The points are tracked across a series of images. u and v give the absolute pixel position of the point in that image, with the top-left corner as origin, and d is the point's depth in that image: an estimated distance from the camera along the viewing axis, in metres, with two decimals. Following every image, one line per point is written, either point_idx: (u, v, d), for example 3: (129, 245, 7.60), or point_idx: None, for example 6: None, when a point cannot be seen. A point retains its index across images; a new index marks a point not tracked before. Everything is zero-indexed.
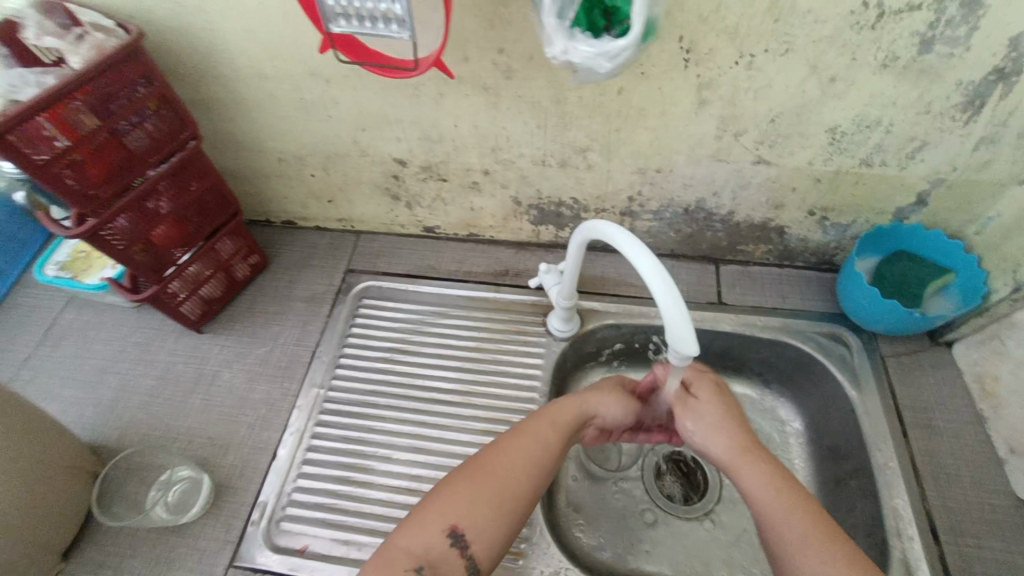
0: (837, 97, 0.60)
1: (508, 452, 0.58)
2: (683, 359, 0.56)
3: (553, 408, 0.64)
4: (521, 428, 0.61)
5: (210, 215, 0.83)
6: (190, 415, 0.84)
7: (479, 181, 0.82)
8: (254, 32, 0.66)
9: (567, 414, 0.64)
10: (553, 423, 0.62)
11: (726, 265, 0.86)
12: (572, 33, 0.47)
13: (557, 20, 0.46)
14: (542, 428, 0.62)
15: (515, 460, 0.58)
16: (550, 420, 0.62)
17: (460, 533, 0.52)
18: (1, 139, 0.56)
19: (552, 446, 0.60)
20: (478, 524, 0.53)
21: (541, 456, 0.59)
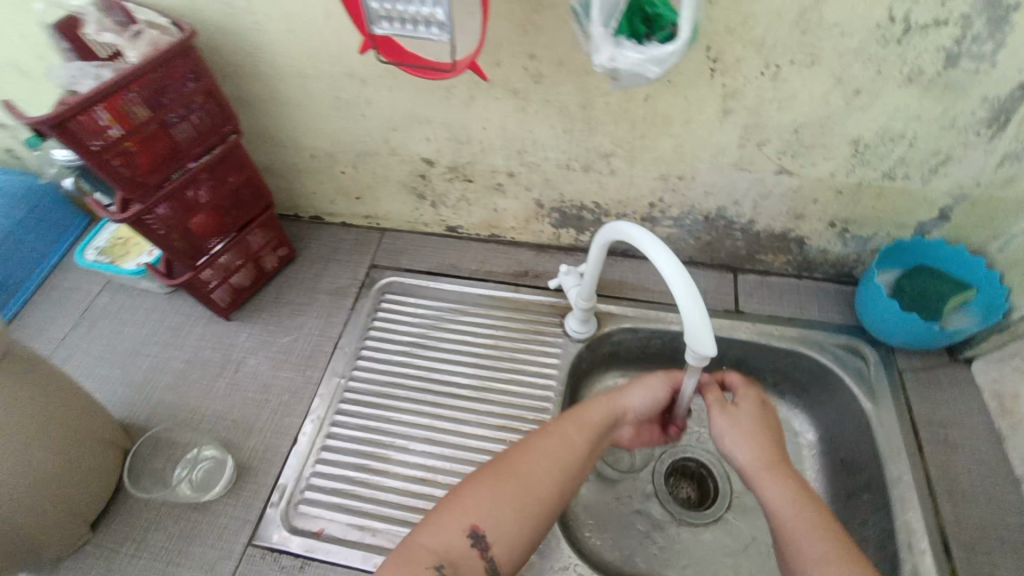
0: (860, 110, 0.61)
1: (531, 458, 0.59)
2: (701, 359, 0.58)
3: (582, 412, 0.64)
4: (548, 430, 0.62)
5: (245, 207, 0.87)
6: (216, 398, 0.87)
7: (503, 182, 0.84)
8: (297, 33, 0.69)
9: (593, 419, 0.64)
10: (577, 427, 0.63)
11: (745, 274, 0.87)
12: (617, 41, 0.48)
13: (605, 30, 0.48)
14: (566, 432, 0.63)
15: (537, 466, 0.59)
16: (576, 430, 0.63)
17: (480, 534, 0.54)
18: (61, 125, 0.59)
19: (576, 451, 0.61)
20: (495, 526, 0.55)
21: (564, 463, 0.60)
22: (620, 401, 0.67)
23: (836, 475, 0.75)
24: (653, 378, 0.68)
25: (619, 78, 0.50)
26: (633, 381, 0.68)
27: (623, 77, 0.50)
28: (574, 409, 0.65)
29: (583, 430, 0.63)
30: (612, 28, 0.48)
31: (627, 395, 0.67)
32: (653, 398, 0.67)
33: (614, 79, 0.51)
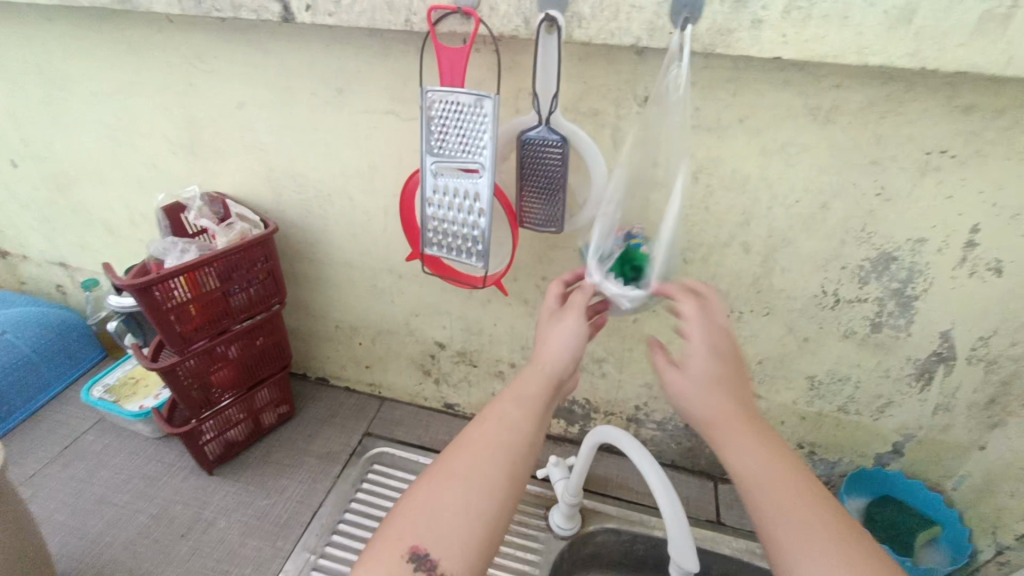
0: (811, 353, 0.74)
1: (481, 423, 0.48)
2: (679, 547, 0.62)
3: (518, 385, 0.50)
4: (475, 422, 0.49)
5: (265, 368, 0.93)
6: (173, 562, 0.81)
7: (505, 371, 0.93)
8: (355, 237, 0.85)
9: (535, 385, 0.50)
10: (520, 402, 0.49)
11: (725, 484, 0.91)
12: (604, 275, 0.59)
13: (597, 262, 0.59)
14: (505, 415, 0.48)
15: (489, 437, 0.47)
16: (518, 402, 0.49)
17: (424, 555, 0.42)
18: (146, 287, 0.71)
19: (522, 425, 0.48)
20: (444, 535, 0.42)
21: (520, 412, 0.48)
22: (546, 353, 0.51)
23: None
24: (571, 310, 0.53)
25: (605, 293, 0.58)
26: (544, 327, 0.54)
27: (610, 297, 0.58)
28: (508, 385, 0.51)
29: (529, 403, 0.49)
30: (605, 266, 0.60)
31: (548, 341, 0.52)
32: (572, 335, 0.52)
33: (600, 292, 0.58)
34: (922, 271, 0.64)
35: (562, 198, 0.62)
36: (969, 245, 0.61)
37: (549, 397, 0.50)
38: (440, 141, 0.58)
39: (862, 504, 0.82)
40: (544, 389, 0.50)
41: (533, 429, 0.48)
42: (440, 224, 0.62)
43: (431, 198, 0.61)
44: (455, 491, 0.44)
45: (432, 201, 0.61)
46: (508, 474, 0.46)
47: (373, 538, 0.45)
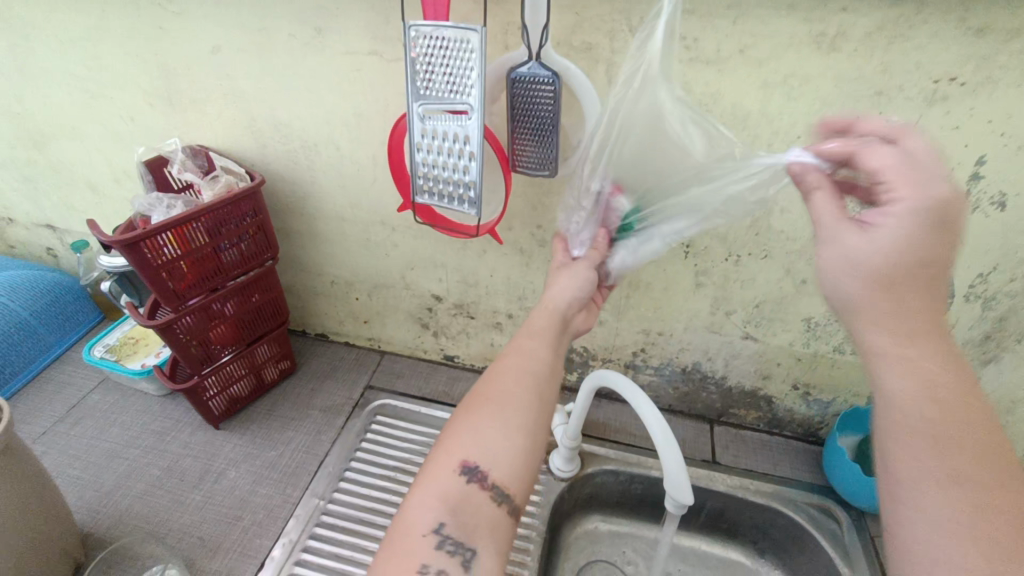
0: (809, 296, 0.74)
1: (509, 352, 0.54)
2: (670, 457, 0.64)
3: (532, 319, 0.58)
4: (507, 353, 0.55)
5: (262, 324, 0.93)
6: (188, 511, 0.84)
7: (502, 322, 0.93)
8: (345, 188, 0.83)
9: (544, 323, 0.58)
10: (535, 332, 0.56)
11: (720, 426, 0.93)
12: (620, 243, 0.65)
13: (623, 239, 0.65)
14: (528, 343, 0.55)
15: (512, 368, 0.52)
16: (532, 338, 0.56)
17: (475, 467, 0.46)
18: (134, 243, 0.70)
19: (540, 356, 0.54)
20: (492, 448, 0.47)
21: (539, 340, 0.55)
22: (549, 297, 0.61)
23: None
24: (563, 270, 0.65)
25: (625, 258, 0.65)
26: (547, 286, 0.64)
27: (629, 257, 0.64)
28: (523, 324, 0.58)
29: (544, 332, 0.57)
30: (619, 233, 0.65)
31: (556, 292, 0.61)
32: (577, 288, 0.62)
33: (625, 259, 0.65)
34: None
35: (555, 140, 0.60)
36: (975, 179, 0.59)
37: (557, 329, 0.58)
38: (427, 81, 0.56)
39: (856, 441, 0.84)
40: (551, 325, 0.58)
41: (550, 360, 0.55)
42: (430, 171, 0.60)
43: (419, 143, 0.59)
44: (495, 411, 0.49)
45: (421, 146, 0.59)
46: (538, 395, 0.51)
47: (425, 460, 0.49)
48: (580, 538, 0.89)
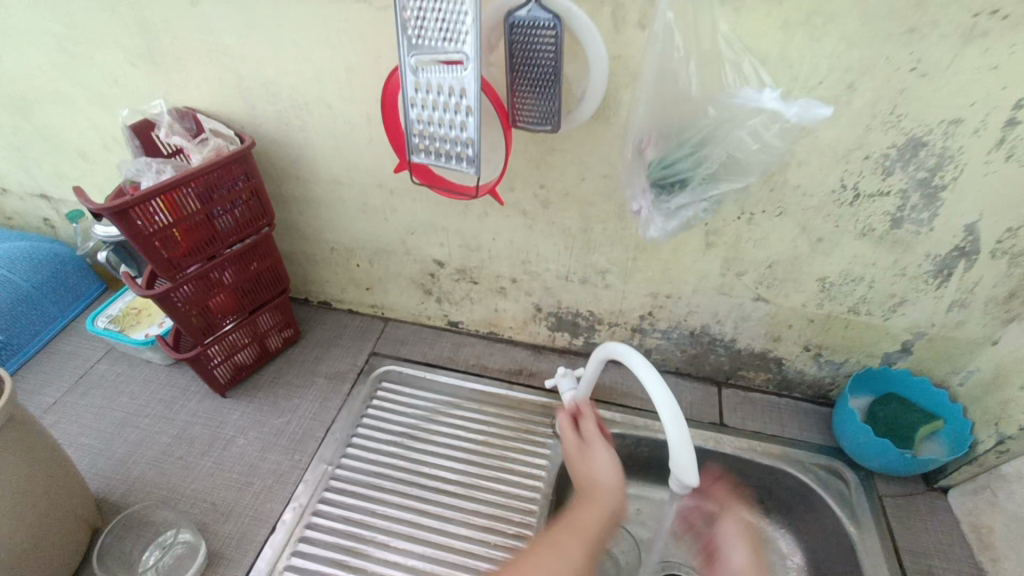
0: (824, 255, 0.71)
1: (544, 553, 0.55)
2: (685, 471, 0.61)
3: (580, 516, 0.60)
4: (540, 549, 0.56)
5: (263, 292, 0.92)
6: (199, 477, 0.85)
7: (506, 287, 0.91)
8: (340, 150, 0.79)
9: (590, 522, 0.59)
10: (582, 526, 0.58)
11: (728, 388, 0.92)
12: (653, 207, 0.66)
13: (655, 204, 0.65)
14: (561, 555, 0.55)
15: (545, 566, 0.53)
16: (576, 541, 0.56)
17: None
18: (124, 211, 0.68)
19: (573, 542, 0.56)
20: None
21: (582, 535, 0.57)
22: (599, 485, 0.64)
23: None
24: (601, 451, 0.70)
25: (660, 226, 0.67)
26: (589, 469, 0.68)
27: (666, 225, 0.67)
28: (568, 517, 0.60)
29: (587, 533, 0.57)
30: (652, 194, 0.65)
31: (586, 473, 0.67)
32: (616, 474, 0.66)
33: (660, 227, 0.67)
34: (953, 156, 0.59)
35: (557, 91, 0.56)
36: (1010, 124, 0.55)
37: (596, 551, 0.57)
38: (418, 29, 0.52)
39: (865, 402, 0.84)
40: (600, 522, 0.59)
41: (585, 565, 0.55)
42: (426, 128, 0.57)
43: (413, 98, 0.55)
44: None
45: (415, 101, 0.55)
46: None
47: None
48: None
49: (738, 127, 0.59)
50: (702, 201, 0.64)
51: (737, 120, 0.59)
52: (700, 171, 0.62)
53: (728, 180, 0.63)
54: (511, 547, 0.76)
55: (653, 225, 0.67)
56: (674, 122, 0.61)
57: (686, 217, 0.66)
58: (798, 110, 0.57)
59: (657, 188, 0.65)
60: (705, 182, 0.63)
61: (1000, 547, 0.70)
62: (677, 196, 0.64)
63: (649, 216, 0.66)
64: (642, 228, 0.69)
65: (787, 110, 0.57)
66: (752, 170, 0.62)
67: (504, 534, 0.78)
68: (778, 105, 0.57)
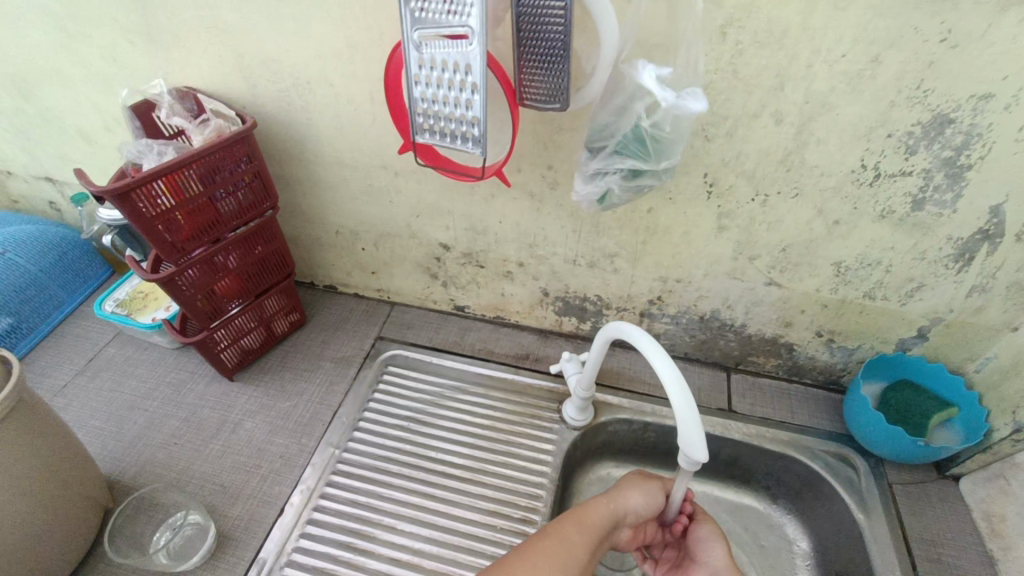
0: (840, 238, 0.69)
1: (549, 541, 0.56)
2: (691, 464, 0.58)
3: (586, 512, 0.60)
4: (546, 535, 0.57)
5: (268, 276, 0.91)
6: (207, 460, 0.85)
7: (513, 271, 0.90)
8: (343, 130, 0.78)
9: (596, 521, 0.60)
10: (586, 521, 0.59)
11: (738, 374, 0.91)
12: (585, 163, 0.62)
13: (587, 161, 0.62)
14: (569, 545, 0.56)
15: (549, 556, 0.54)
16: (580, 535, 0.58)
17: None
18: (127, 194, 0.67)
19: (580, 555, 0.56)
20: None
21: (586, 533, 0.58)
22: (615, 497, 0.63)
23: None
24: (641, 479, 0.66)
25: (587, 187, 0.63)
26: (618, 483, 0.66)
27: (591, 185, 0.62)
28: (574, 510, 0.61)
29: (590, 528, 0.59)
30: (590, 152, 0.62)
31: (625, 497, 0.64)
32: (648, 501, 0.65)
33: (586, 188, 0.63)
34: (981, 134, 0.56)
35: (567, 67, 0.54)
36: None
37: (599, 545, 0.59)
38: (421, 3, 0.50)
39: (878, 389, 0.82)
40: (604, 524, 0.60)
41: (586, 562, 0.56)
42: (430, 107, 0.55)
43: (416, 76, 0.53)
44: None
45: (419, 79, 0.54)
46: None
47: None
48: (594, 484, 0.89)
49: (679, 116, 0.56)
50: (615, 171, 0.59)
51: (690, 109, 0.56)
52: (615, 138, 0.58)
53: (646, 159, 0.57)
54: (517, 531, 0.77)
55: (580, 182, 0.63)
56: None
57: (601, 187, 0.61)
58: (671, 96, 0.51)
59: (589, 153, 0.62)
60: (617, 151, 0.58)
61: (1014, 536, 0.69)
62: (595, 161, 0.61)
63: (580, 172, 0.63)
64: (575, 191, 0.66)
65: (660, 93, 0.52)
66: (668, 152, 0.57)
67: (511, 519, 0.78)
68: (655, 84, 0.52)
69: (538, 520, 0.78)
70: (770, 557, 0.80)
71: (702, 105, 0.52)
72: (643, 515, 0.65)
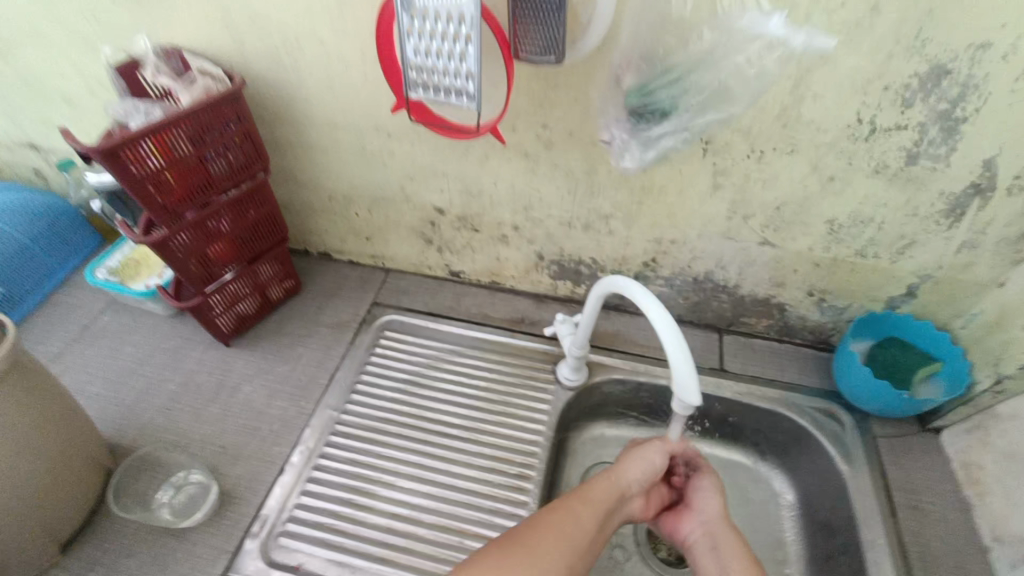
0: (834, 195, 0.69)
1: (557, 515, 0.58)
2: (687, 409, 0.60)
3: (591, 487, 0.62)
4: (554, 507, 0.59)
5: (262, 240, 0.90)
6: (207, 423, 0.86)
7: (508, 234, 0.90)
8: (334, 89, 0.76)
9: (600, 494, 0.62)
10: (590, 496, 0.61)
11: (730, 335, 0.93)
12: (631, 131, 0.64)
13: (631, 128, 0.64)
14: (573, 518, 0.58)
15: (554, 529, 0.56)
16: (585, 507, 0.59)
17: None
18: (115, 154, 0.66)
19: (587, 526, 0.58)
20: None
21: (590, 506, 0.60)
22: (619, 471, 0.65)
23: (816, 533, 0.78)
24: (644, 450, 0.67)
25: (643, 154, 0.65)
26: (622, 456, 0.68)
27: (649, 151, 0.64)
28: (580, 487, 0.63)
29: (595, 501, 0.61)
30: (632, 120, 0.63)
31: (626, 469, 0.65)
32: (652, 471, 0.66)
33: (643, 155, 0.65)
34: (978, 85, 0.56)
35: (562, 17, 0.52)
36: None
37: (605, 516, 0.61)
38: None
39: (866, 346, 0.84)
40: (609, 496, 0.62)
41: (594, 533, 0.58)
42: (423, 61, 0.54)
43: (409, 28, 0.52)
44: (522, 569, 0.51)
45: (411, 32, 0.52)
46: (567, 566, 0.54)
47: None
48: (588, 443, 0.92)
49: (734, 52, 0.58)
50: (684, 131, 0.62)
51: (730, 47, 0.57)
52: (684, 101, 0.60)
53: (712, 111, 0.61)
54: (514, 487, 0.79)
55: (627, 153, 0.65)
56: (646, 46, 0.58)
57: (663, 149, 0.64)
58: (802, 40, 0.57)
59: (634, 117, 0.63)
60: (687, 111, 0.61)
61: (991, 483, 0.72)
62: (658, 125, 0.62)
63: (625, 140, 0.64)
64: (619, 159, 0.67)
65: (792, 39, 0.57)
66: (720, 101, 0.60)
67: (507, 475, 0.80)
68: (784, 33, 0.56)
69: (534, 476, 0.80)
70: (757, 510, 0.83)
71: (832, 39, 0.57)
72: (646, 484, 0.66)
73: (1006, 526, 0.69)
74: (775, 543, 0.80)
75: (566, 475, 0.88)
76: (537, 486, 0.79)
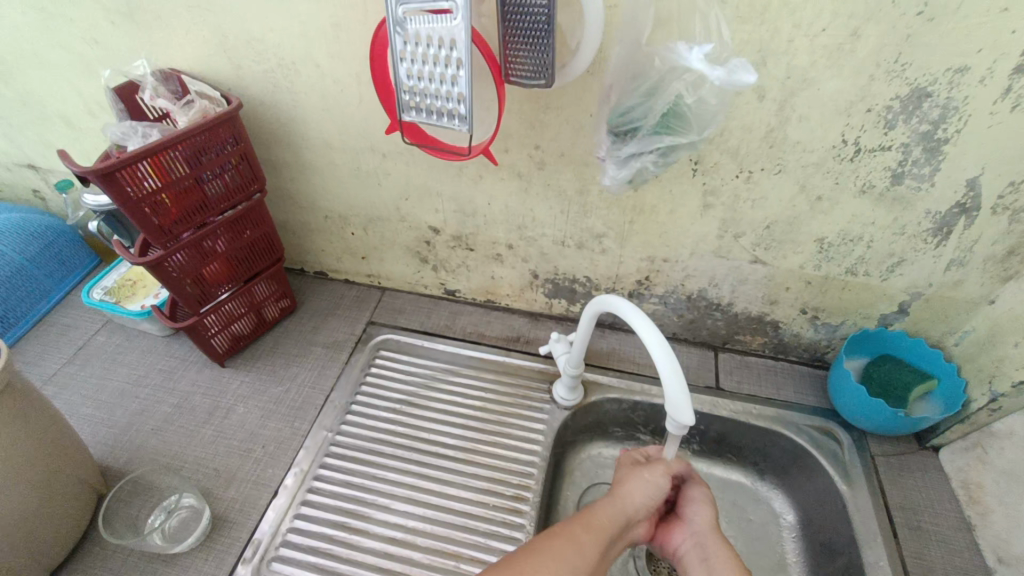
0: (823, 214, 0.70)
1: (559, 541, 0.56)
2: (681, 428, 0.60)
3: (594, 512, 0.61)
4: (556, 531, 0.57)
5: (258, 260, 0.91)
6: (201, 444, 0.86)
7: (502, 253, 0.90)
8: (330, 111, 0.78)
9: (603, 519, 0.60)
10: (592, 521, 0.59)
11: (725, 353, 0.93)
12: (611, 148, 0.65)
13: (612, 145, 0.64)
14: (577, 542, 0.56)
15: (556, 553, 0.54)
16: (589, 532, 0.58)
17: None
18: (112, 176, 0.66)
19: (590, 552, 0.56)
20: None
21: (592, 531, 0.58)
22: (622, 494, 0.64)
23: (815, 555, 0.77)
24: (648, 471, 0.66)
25: (618, 175, 0.66)
26: (625, 478, 0.66)
27: (621, 173, 0.65)
28: (583, 511, 0.61)
29: (598, 525, 0.59)
30: (612, 137, 0.64)
31: (630, 493, 0.64)
32: (655, 495, 0.65)
33: (616, 175, 0.66)
34: (958, 107, 0.57)
35: (551, 42, 0.53)
36: (1019, 71, 0.54)
37: (609, 541, 0.59)
38: None
39: (861, 363, 0.84)
40: (612, 522, 0.60)
41: (597, 559, 0.56)
42: (416, 84, 0.55)
43: (402, 53, 0.53)
44: None
45: (405, 56, 0.53)
46: None
47: None
48: (585, 463, 0.91)
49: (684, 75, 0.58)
50: (650, 151, 0.62)
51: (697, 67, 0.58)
52: (648, 121, 0.60)
53: (673, 135, 0.61)
54: (510, 508, 0.78)
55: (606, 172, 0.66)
56: (637, 73, 0.59)
57: (636, 168, 0.64)
58: (720, 74, 0.55)
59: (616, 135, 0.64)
60: (654, 131, 0.61)
61: (990, 502, 0.71)
62: (628, 144, 0.63)
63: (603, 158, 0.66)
64: (602, 174, 0.68)
65: (711, 73, 0.55)
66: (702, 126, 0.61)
67: (503, 496, 0.79)
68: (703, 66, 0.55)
69: (530, 497, 0.79)
70: (756, 532, 0.81)
71: (754, 76, 0.55)
72: (649, 508, 0.65)
73: (1006, 545, 0.68)
74: (777, 566, 0.78)
75: (562, 496, 0.87)
76: (533, 508, 0.78)
